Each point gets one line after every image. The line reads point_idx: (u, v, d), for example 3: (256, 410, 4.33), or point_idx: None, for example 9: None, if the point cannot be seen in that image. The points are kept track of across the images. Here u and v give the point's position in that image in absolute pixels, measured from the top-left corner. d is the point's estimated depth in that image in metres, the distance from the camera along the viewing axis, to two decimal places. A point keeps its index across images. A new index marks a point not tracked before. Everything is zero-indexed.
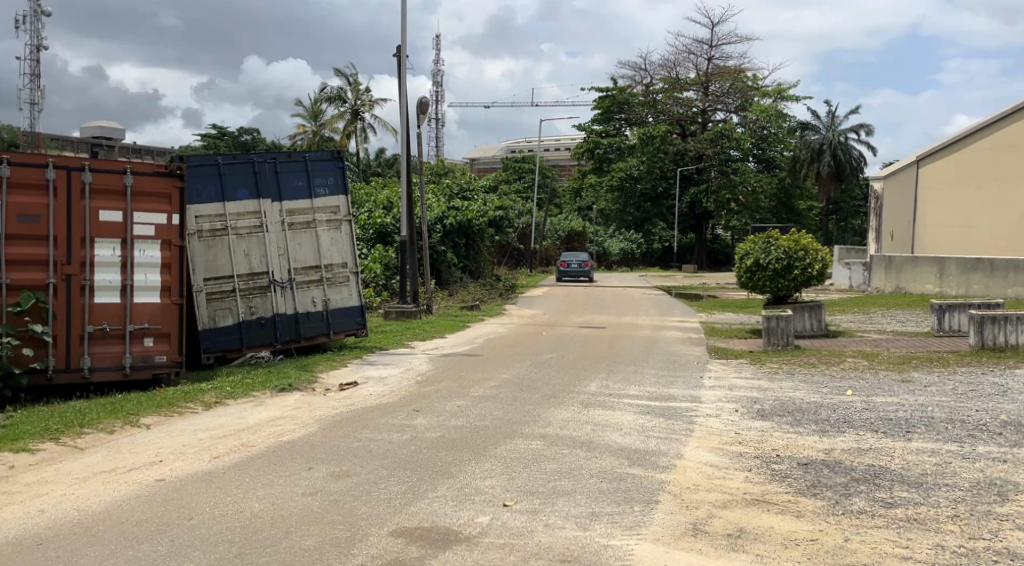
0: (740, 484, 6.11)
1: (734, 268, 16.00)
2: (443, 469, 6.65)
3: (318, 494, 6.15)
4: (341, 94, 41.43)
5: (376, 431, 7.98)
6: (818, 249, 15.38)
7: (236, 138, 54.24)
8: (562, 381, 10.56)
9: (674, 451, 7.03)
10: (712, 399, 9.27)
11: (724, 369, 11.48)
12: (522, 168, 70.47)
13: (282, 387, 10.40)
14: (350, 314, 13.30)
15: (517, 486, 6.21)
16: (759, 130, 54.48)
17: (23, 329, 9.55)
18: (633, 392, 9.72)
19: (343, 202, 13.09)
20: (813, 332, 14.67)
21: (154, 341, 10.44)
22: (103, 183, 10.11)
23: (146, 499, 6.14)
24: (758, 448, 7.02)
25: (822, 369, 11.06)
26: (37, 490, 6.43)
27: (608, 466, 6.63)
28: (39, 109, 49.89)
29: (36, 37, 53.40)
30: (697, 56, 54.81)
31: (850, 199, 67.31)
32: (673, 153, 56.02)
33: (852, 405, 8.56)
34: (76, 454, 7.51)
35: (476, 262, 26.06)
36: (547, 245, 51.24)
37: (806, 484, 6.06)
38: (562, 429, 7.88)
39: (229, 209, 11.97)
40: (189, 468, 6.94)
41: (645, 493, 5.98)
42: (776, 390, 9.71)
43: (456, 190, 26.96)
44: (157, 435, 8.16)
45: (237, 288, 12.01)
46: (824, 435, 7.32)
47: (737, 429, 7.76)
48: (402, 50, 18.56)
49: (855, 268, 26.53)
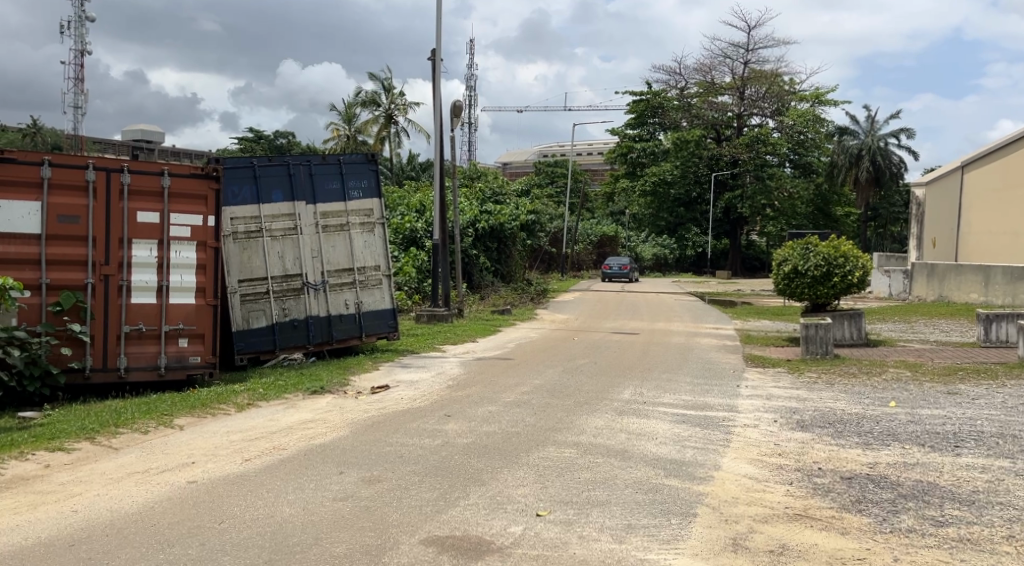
0: (782, 498, 5.93)
1: (772, 274, 15.76)
2: (475, 477, 6.54)
3: (349, 499, 6.07)
4: (375, 99, 41.64)
5: (407, 436, 7.90)
6: (859, 256, 15.06)
7: (272, 141, 54.79)
8: (596, 387, 10.41)
9: (712, 462, 6.86)
10: (749, 409, 9.08)
11: (762, 378, 11.24)
12: (555, 173, 70.35)
13: (314, 389, 10.37)
14: (382, 317, 13.24)
15: (550, 496, 6.08)
16: (796, 135, 54.72)
17: (62, 329, 9.67)
18: (668, 401, 9.55)
19: (377, 205, 13.01)
20: (853, 341, 14.40)
21: (189, 342, 10.45)
22: (142, 185, 10.15)
23: (178, 501, 6.10)
24: (799, 460, 6.83)
25: (863, 380, 10.78)
26: (71, 490, 6.43)
27: (643, 476, 6.48)
28: (82, 113, 50.83)
29: (79, 42, 54.36)
30: (733, 60, 54.06)
31: (890, 206, 66.40)
32: (708, 158, 55.55)
33: (896, 418, 8.33)
34: (109, 454, 7.51)
35: (508, 266, 25.93)
36: (579, 249, 51.05)
37: (851, 499, 5.87)
38: (597, 437, 7.74)
39: (264, 211, 12.00)
40: (221, 470, 6.90)
41: (683, 506, 5.83)
42: (816, 401, 9.49)
43: (489, 194, 26.92)
44: (190, 436, 8.14)
45: (271, 290, 12.03)
46: (868, 449, 7.11)
47: (776, 440, 7.58)
48: (437, 53, 18.55)
49: (894, 275, 26.04)
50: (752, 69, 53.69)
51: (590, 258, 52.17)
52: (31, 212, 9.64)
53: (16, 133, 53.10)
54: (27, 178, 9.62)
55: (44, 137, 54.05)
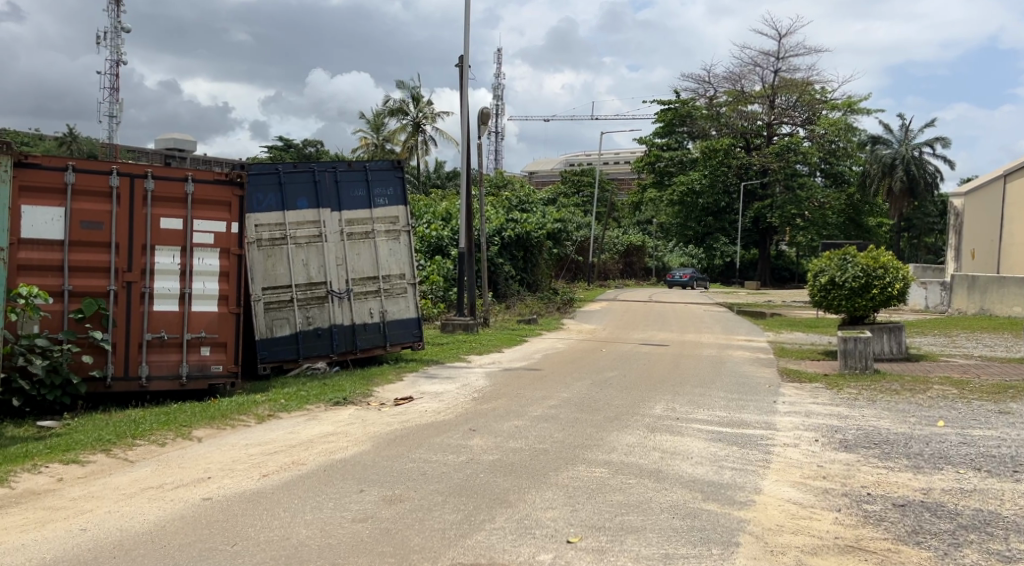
0: (830, 527, 5.63)
1: (808, 286, 15.36)
2: (501, 498, 6.21)
3: (369, 520, 5.77)
4: (403, 107, 41.55)
5: (431, 451, 7.60)
6: (899, 267, 14.59)
7: (302, 150, 55.07)
8: (627, 402, 10.05)
9: (753, 485, 6.53)
10: (788, 426, 8.70)
11: (800, 394, 10.81)
12: (581, 181, 69.98)
13: (337, 400, 10.12)
14: (407, 326, 12.96)
15: (581, 520, 5.75)
16: (827, 144, 53.54)
17: (83, 337, 9.48)
18: (702, 417, 9.16)
19: (403, 212, 12.77)
20: (892, 356, 13.97)
21: (211, 351, 10.22)
22: (165, 191, 9.97)
23: (192, 520, 5.84)
24: (845, 485, 6.53)
25: (907, 396, 10.37)
26: (81, 506, 6.18)
27: (679, 499, 6.14)
28: (117, 121, 51.39)
29: (113, 53, 55.11)
30: (764, 69, 53.66)
31: (924, 216, 65.65)
32: (737, 167, 54.94)
33: (946, 439, 7.94)
34: (123, 468, 7.26)
35: (534, 275, 25.61)
36: (606, 258, 50.56)
37: (906, 530, 5.58)
38: (629, 456, 7.39)
39: (289, 218, 11.78)
40: (238, 486, 6.63)
41: (724, 534, 5.49)
42: (858, 418, 9.10)
43: (516, 203, 26.62)
44: (207, 449, 7.88)
45: (295, 298, 11.79)
46: (919, 472, 6.82)
47: (819, 461, 7.23)
48: (465, 60, 18.30)
49: (932, 287, 25.51)
50: (783, 78, 53.54)
51: (616, 267, 51.72)
52: (54, 218, 9.45)
53: (52, 141, 53.81)
54: (50, 183, 9.45)
55: (81, 146, 54.75)
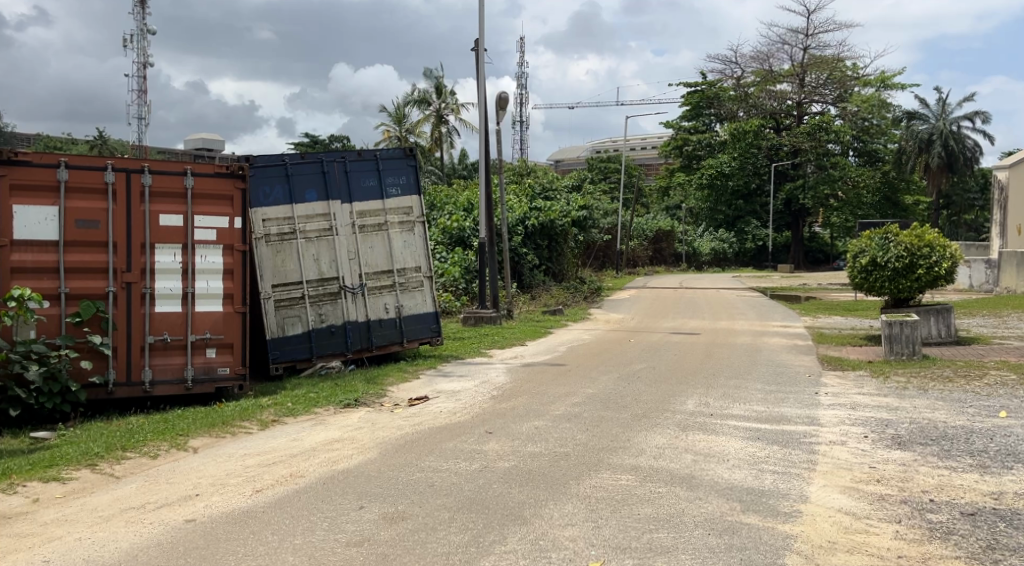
0: (890, 543, 4.90)
1: (847, 268, 14.50)
2: (514, 513, 5.54)
3: (364, 545, 5.13)
4: (426, 98, 40.88)
5: (442, 459, 6.95)
6: (946, 245, 13.68)
7: (328, 146, 54.67)
8: (656, 397, 9.34)
9: (799, 493, 5.80)
10: (833, 422, 7.92)
11: (843, 384, 10.04)
12: (608, 169, 69.15)
13: (346, 403, 9.48)
14: (424, 321, 12.32)
15: (605, 540, 5.05)
16: (860, 122, 53.05)
17: (82, 341, 8.91)
18: (738, 413, 8.41)
19: (417, 202, 12.11)
20: (941, 339, 13.16)
21: (217, 352, 9.63)
22: (164, 186, 9.38)
23: (169, 546, 5.22)
24: (904, 490, 5.80)
25: (961, 385, 9.55)
26: (51, 533, 5.56)
27: (716, 512, 5.44)
28: (146, 123, 51.81)
29: (141, 55, 55.19)
30: (792, 46, 52.37)
31: (961, 192, 64.20)
32: (767, 149, 53.80)
33: (1011, 433, 7.20)
34: (107, 485, 6.65)
35: (560, 265, 24.89)
36: (633, 246, 49.63)
37: (980, 546, 4.82)
38: (659, 460, 6.68)
39: (298, 211, 11.17)
40: (227, 504, 6.01)
41: (767, 554, 4.80)
42: (909, 410, 8.34)
43: (538, 190, 25.75)
44: (201, 462, 7.26)
45: (306, 295, 11.18)
46: (988, 473, 6.10)
47: (871, 462, 6.51)
48: (480, 43, 17.57)
49: (976, 266, 24.45)
50: (813, 56, 52.05)
51: (644, 254, 50.76)
52: (47, 218, 8.87)
53: (82, 145, 53.97)
54: (44, 182, 8.87)
55: (109, 149, 54.70)
